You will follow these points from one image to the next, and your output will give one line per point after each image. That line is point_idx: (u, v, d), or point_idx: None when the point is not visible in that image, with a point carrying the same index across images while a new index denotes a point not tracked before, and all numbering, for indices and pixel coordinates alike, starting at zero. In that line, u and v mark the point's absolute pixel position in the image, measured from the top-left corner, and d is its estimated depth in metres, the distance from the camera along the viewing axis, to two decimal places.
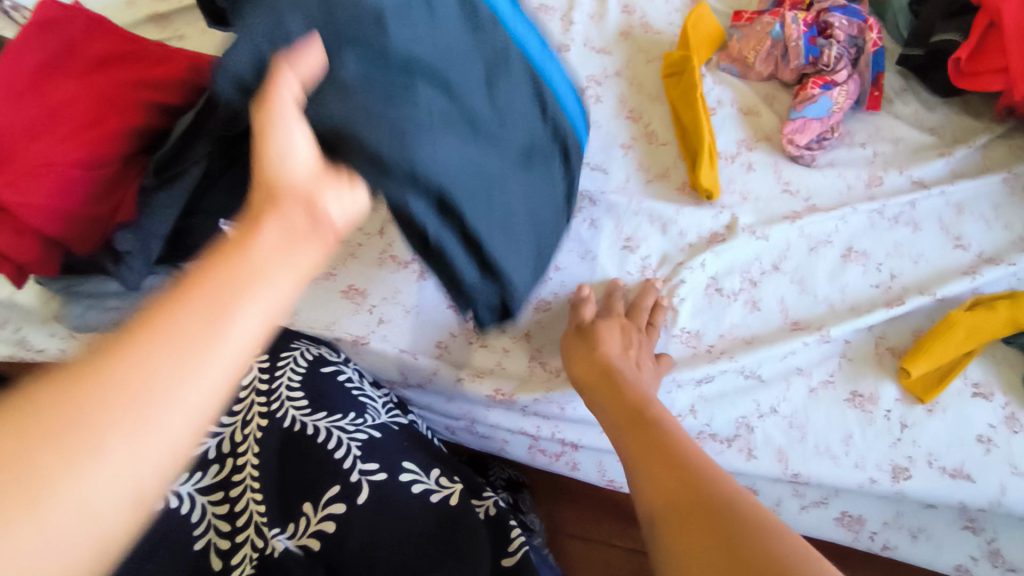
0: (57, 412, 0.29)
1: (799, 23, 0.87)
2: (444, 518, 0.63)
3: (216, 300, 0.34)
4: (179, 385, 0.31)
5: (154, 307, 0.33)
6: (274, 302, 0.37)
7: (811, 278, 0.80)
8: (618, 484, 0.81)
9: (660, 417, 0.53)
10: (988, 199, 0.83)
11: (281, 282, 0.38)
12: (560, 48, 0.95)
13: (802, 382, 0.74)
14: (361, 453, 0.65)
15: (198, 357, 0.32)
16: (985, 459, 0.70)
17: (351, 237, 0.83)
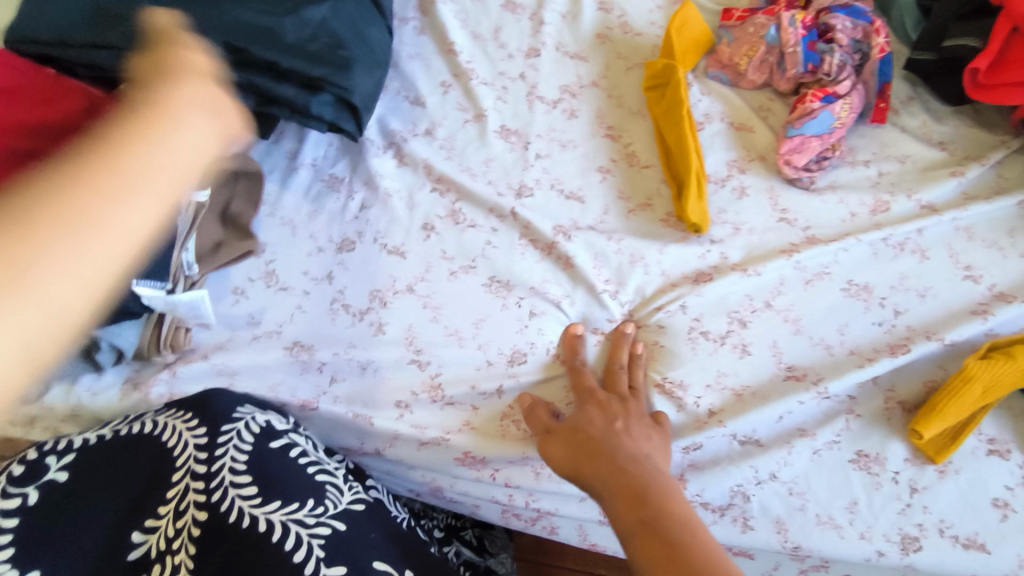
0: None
1: (798, 25, 0.77)
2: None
3: (122, 179, 0.36)
4: (95, 233, 0.34)
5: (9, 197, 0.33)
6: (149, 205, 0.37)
7: (808, 319, 0.71)
8: (601, 548, 0.74)
9: (666, 496, 0.55)
10: (1004, 224, 0.74)
11: (184, 157, 0.39)
12: (529, 53, 0.83)
13: (805, 445, 0.67)
14: (325, 554, 0.56)
15: (134, 200, 0.36)
16: (1001, 527, 0.63)
17: (296, 283, 0.73)
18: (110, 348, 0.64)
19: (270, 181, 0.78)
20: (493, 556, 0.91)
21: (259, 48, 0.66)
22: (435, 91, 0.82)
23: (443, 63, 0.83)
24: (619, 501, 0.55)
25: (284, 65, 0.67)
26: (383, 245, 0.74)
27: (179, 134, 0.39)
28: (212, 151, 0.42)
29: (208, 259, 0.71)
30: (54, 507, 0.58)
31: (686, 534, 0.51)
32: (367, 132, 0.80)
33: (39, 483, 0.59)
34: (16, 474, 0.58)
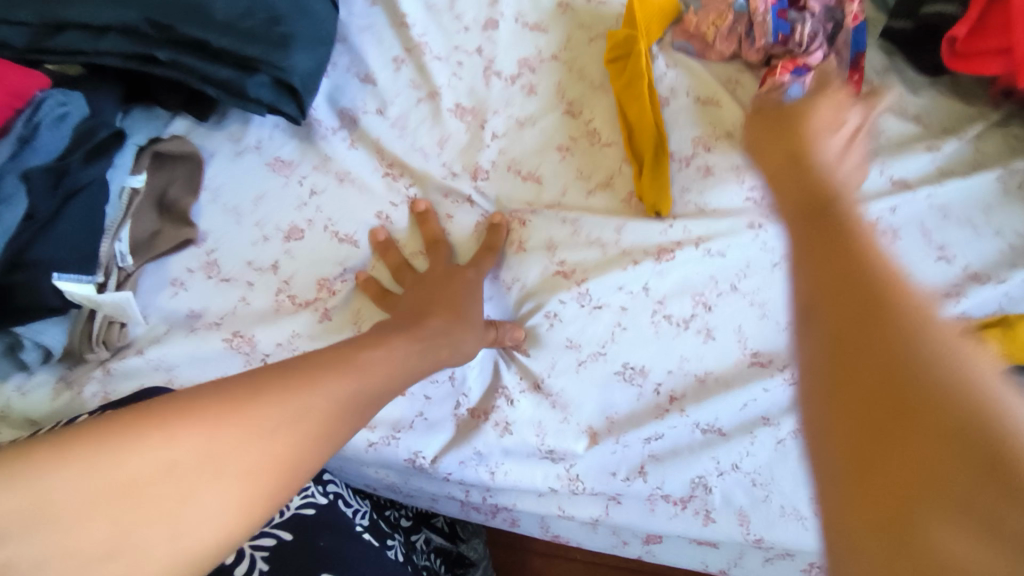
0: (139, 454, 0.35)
1: None
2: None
3: (239, 405, 0.38)
4: (222, 451, 0.37)
5: (164, 417, 0.37)
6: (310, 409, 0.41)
7: (775, 302, 0.68)
8: (563, 539, 0.72)
9: (864, 239, 0.36)
10: (982, 202, 0.70)
11: (275, 443, 0.38)
12: (486, 24, 0.78)
13: (769, 434, 0.64)
14: (269, 567, 0.54)
15: (257, 471, 0.37)
16: None
17: (238, 274, 0.69)
18: (34, 345, 0.60)
19: (209, 166, 0.73)
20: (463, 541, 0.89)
21: (184, 26, 0.60)
22: (385, 67, 0.77)
23: (395, 37, 0.79)
24: (798, 245, 0.38)
25: (213, 45, 0.61)
26: (333, 233, 0.70)
27: (304, 409, 0.41)
28: (332, 416, 0.42)
29: (142, 249, 0.68)
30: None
31: (899, 264, 0.36)
32: (313, 111, 0.75)
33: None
34: None
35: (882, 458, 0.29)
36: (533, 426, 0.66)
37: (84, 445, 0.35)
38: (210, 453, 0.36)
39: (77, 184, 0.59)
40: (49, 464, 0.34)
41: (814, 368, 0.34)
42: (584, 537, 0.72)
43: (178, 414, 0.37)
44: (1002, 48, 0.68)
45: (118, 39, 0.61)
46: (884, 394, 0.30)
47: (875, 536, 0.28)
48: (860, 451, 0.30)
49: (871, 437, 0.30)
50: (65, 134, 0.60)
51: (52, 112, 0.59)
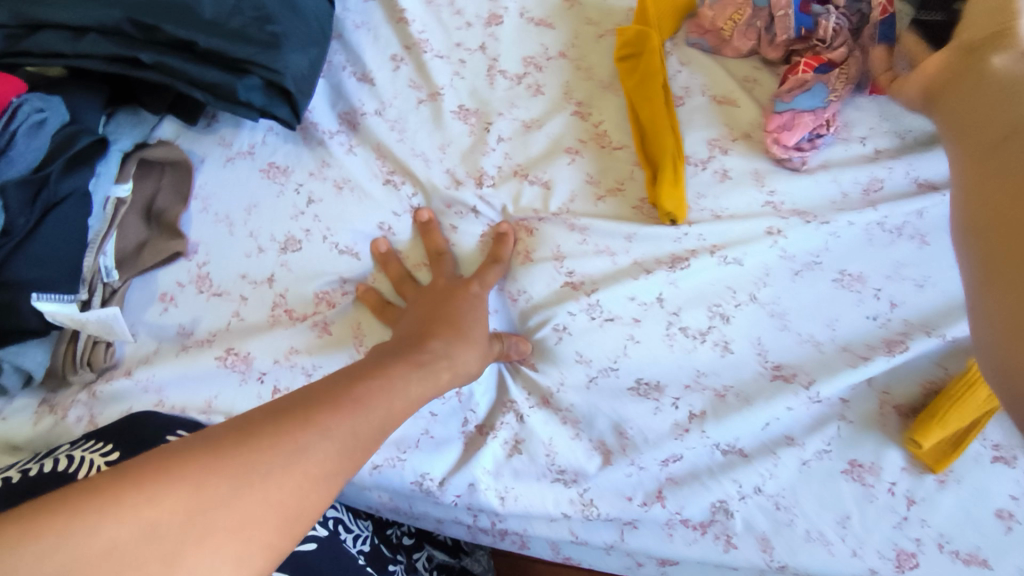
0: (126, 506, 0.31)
1: None
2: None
3: (237, 453, 0.35)
4: (220, 501, 0.33)
5: (158, 466, 0.33)
6: (314, 455, 0.37)
7: (795, 312, 0.65)
8: (575, 561, 0.69)
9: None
10: None
11: (270, 495, 0.34)
12: (489, 20, 0.74)
13: (793, 455, 0.61)
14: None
15: (251, 527, 0.33)
16: (1004, 540, 0.58)
17: (232, 288, 0.65)
18: (14, 370, 0.57)
19: (200, 172, 0.69)
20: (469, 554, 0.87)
21: (168, 26, 0.56)
22: (384, 67, 0.73)
23: (393, 33, 0.74)
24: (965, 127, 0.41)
25: (201, 46, 0.57)
26: (333, 244, 0.66)
27: (300, 453, 0.37)
28: (337, 459, 0.38)
29: (128, 264, 0.64)
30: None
31: None
32: (309, 113, 0.72)
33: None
34: None
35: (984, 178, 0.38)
36: (543, 443, 0.63)
37: (61, 503, 0.31)
38: (204, 503, 0.33)
39: (56, 198, 0.55)
40: (16, 539, 0.30)
41: (961, 147, 0.42)
42: (595, 560, 0.69)
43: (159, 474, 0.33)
44: None
45: (99, 41, 0.57)
46: (1001, 153, 0.38)
47: (1007, 268, 0.35)
48: (984, 184, 0.38)
49: (1010, 199, 0.36)
50: (42, 143, 0.56)
51: (29, 120, 0.55)
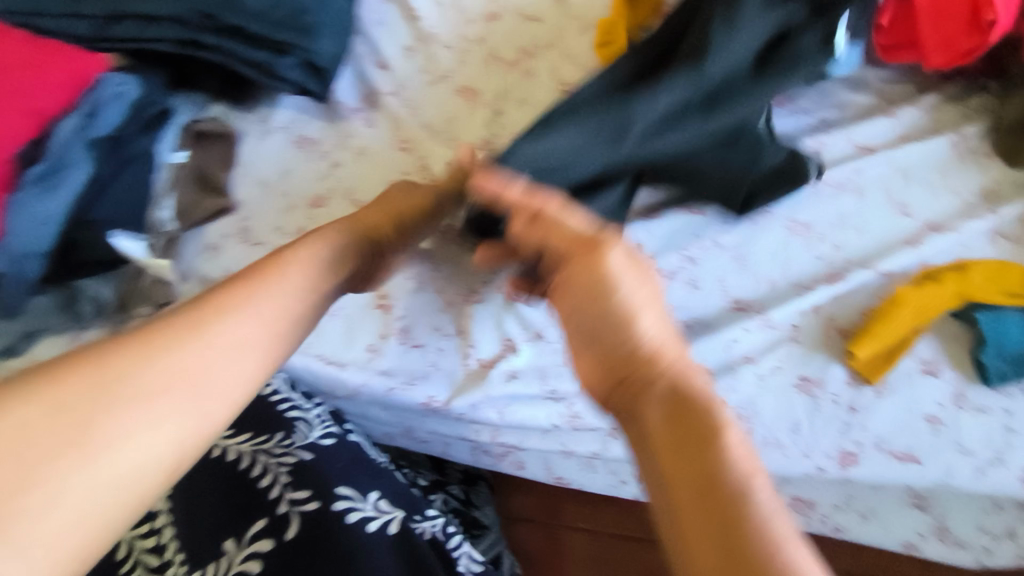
0: (104, 373, 0.39)
1: None
2: (374, 546, 0.56)
3: (182, 330, 0.42)
4: (170, 367, 0.40)
5: (116, 346, 0.40)
6: (252, 323, 0.45)
7: (751, 255, 0.75)
8: (567, 481, 0.79)
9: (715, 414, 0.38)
10: (937, 164, 0.79)
11: (219, 364, 0.42)
12: (488, 17, 0.87)
13: (749, 371, 0.71)
14: (289, 480, 0.58)
15: (212, 373, 0.42)
16: (933, 441, 0.68)
17: (269, 239, 0.76)
18: (93, 297, 0.66)
19: (242, 143, 0.81)
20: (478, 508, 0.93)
21: (225, 14, 0.69)
22: (399, 56, 0.86)
23: (406, 29, 0.87)
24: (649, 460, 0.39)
25: (250, 30, 0.70)
26: (353, 200, 0.78)
27: (236, 327, 0.44)
28: (274, 327, 0.46)
29: (186, 215, 0.75)
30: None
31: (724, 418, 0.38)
32: (336, 95, 0.84)
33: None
34: None
35: (676, 479, 0.36)
36: (535, 368, 0.73)
37: (39, 379, 0.38)
38: (160, 366, 0.40)
39: (129, 154, 0.67)
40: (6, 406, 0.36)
41: (644, 461, 0.39)
42: (586, 479, 0.79)
43: (132, 342, 0.40)
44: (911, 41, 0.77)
45: (169, 28, 0.70)
46: (707, 507, 0.34)
47: None
48: (676, 485, 0.36)
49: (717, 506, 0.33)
50: (122, 112, 0.67)
51: (112, 91, 0.67)
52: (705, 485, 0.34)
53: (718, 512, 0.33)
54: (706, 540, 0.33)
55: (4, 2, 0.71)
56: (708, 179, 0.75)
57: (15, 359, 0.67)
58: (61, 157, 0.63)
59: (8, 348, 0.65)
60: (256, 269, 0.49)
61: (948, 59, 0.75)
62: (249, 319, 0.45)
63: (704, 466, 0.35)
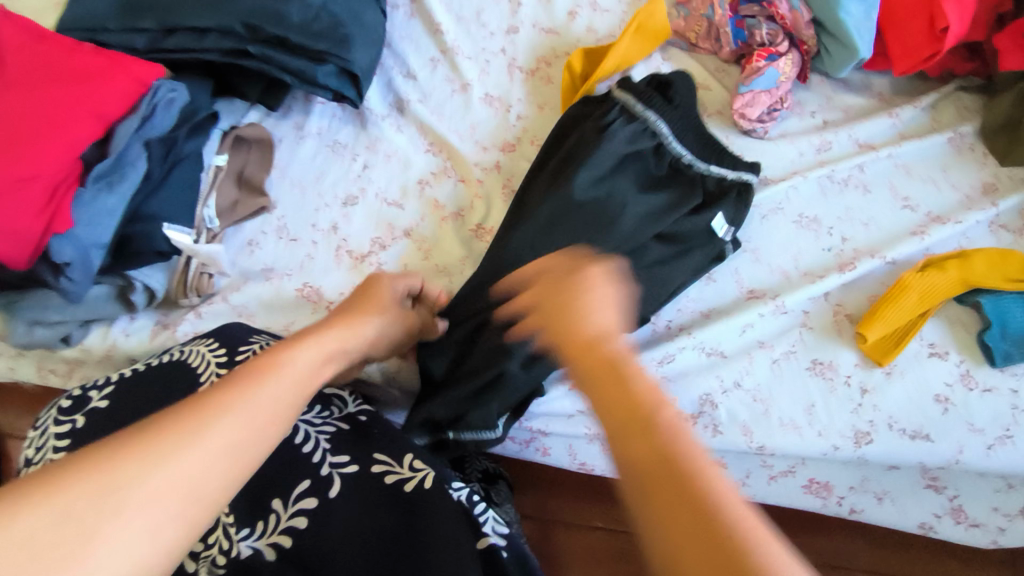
0: (97, 476, 0.36)
1: (725, 7, 0.86)
2: (412, 505, 0.55)
3: (185, 425, 0.39)
4: (171, 464, 0.37)
5: (116, 445, 0.37)
6: (256, 417, 0.42)
7: (764, 248, 0.79)
8: (590, 467, 0.80)
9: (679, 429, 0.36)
10: (937, 160, 0.83)
11: (215, 462, 0.39)
12: (508, 30, 0.93)
13: (765, 355, 0.74)
14: (330, 446, 0.59)
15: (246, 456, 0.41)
16: (943, 419, 0.70)
17: (305, 235, 0.81)
18: (142, 289, 0.72)
19: (278, 148, 0.86)
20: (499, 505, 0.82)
21: (268, 26, 0.74)
22: (424, 66, 0.91)
23: (431, 42, 0.93)
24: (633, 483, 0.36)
25: (292, 41, 0.75)
26: (384, 199, 0.83)
27: (236, 420, 0.41)
28: (278, 415, 0.43)
29: (226, 215, 0.80)
30: (99, 424, 0.64)
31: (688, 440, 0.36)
32: (365, 103, 0.89)
33: (87, 410, 0.65)
34: (66, 405, 0.66)
35: (646, 477, 0.35)
36: None
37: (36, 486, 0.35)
38: (160, 464, 0.37)
39: (181, 155, 0.73)
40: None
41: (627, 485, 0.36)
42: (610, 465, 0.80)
43: (167, 429, 0.38)
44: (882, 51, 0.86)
45: (217, 39, 0.75)
46: (692, 533, 0.32)
47: None
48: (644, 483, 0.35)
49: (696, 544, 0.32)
50: (174, 116, 0.72)
51: (164, 97, 0.72)
52: (671, 480, 0.34)
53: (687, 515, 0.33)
54: (679, 536, 0.33)
55: (67, 21, 0.77)
56: (643, 285, 0.72)
57: (72, 346, 0.74)
58: (121, 156, 0.67)
59: (67, 336, 0.73)
60: (258, 362, 0.47)
61: (908, 66, 0.82)
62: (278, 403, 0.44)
63: (672, 466, 0.34)
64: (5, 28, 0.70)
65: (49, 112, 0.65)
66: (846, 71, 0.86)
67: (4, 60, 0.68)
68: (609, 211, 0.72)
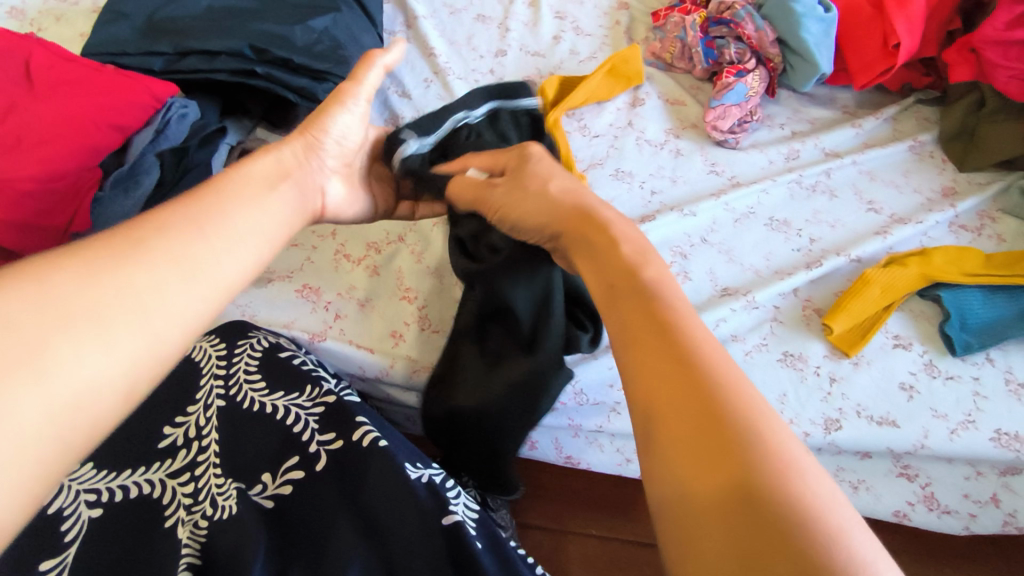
0: (100, 273, 0.39)
1: (697, 28, 0.93)
2: (381, 463, 0.60)
3: (168, 237, 0.43)
4: (162, 263, 0.41)
5: (100, 250, 0.40)
6: (235, 236, 0.46)
7: (737, 248, 0.83)
8: (576, 461, 0.80)
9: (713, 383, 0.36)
10: (898, 167, 0.88)
11: (195, 265, 0.43)
12: (497, 53, 1.00)
13: (737, 347, 0.76)
14: (319, 426, 0.63)
15: (198, 279, 0.42)
16: (908, 406, 0.73)
17: (305, 240, 0.86)
18: None
19: None
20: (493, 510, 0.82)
21: (276, 49, 0.82)
22: (419, 86, 0.97)
23: (425, 64, 1.00)
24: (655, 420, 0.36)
25: (295, 61, 0.82)
26: None
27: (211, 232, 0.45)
28: (246, 229, 0.47)
29: None
30: None
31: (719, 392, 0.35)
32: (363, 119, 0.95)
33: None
34: None
35: (637, 318, 0.40)
36: None
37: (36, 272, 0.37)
38: (150, 261, 0.41)
39: (192, 164, 0.77)
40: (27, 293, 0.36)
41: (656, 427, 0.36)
42: (594, 459, 0.80)
43: (151, 241, 0.42)
44: (843, 68, 0.93)
45: (227, 61, 0.82)
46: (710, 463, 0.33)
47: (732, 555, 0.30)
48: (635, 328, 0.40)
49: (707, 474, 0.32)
50: (185, 130, 0.79)
51: (178, 112, 0.78)
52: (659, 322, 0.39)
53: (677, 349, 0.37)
54: (664, 363, 0.37)
55: (92, 45, 0.85)
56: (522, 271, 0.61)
57: None
58: (136, 164, 0.74)
59: None
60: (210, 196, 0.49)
61: (867, 79, 0.89)
62: (225, 237, 0.45)
63: (677, 375, 0.36)
64: (36, 52, 0.77)
65: (73, 124, 0.71)
66: (809, 86, 0.92)
67: (35, 78, 0.75)
68: (499, 249, 0.64)
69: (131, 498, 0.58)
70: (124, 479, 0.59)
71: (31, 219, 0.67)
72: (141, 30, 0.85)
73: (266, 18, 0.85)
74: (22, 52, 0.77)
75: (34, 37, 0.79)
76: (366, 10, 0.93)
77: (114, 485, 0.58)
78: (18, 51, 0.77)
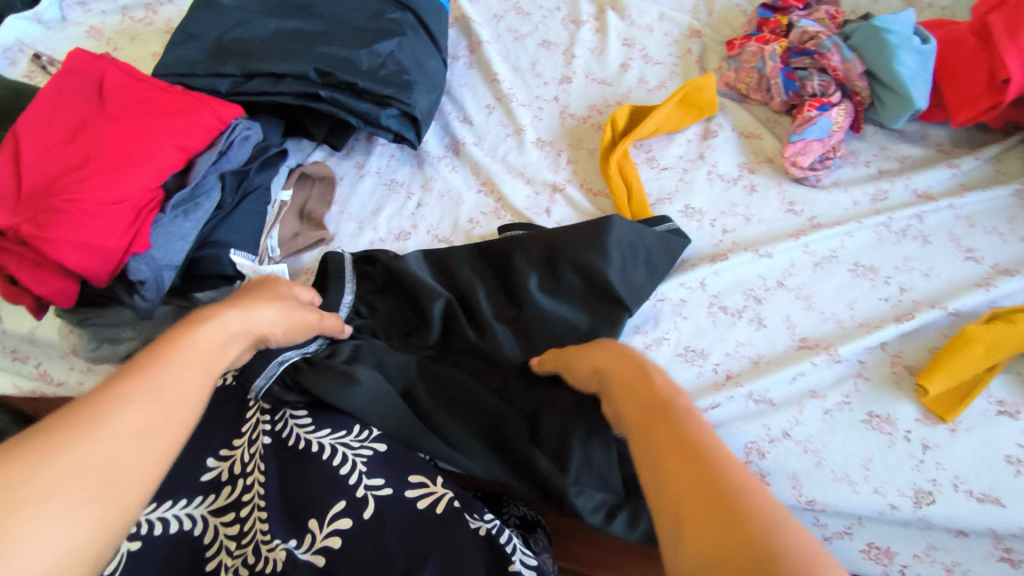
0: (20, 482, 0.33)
1: (777, 58, 0.88)
2: (439, 523, 0.56)
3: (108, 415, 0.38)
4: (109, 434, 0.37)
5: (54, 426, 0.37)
6: (176, 393, 0.42)
7: (818, 295, 0.76)
8: None
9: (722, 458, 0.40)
10: (1002, 212, 0.80)
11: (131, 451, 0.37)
12: (562, 80, 0.97)
13: (816, 405, 0.69)
14: (367, 469, 0.59)
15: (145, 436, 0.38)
16: (1017, 482, 0.64)
17: None
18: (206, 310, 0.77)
19: (340, 185, 0.90)
20: (536, 554, 0.77)
21: (340, 72, 0.81)
22: (481, 112, 0.95)
23: (488, 89, 0.97)
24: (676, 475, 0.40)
25: (359, 86, 0.81)
26: (434, 235, 0.84)
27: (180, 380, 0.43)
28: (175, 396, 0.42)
29: (287, 245, 0.83)
30: None
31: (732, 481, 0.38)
32: (423, 144, 0.93)
33: None
34: None
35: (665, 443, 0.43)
36: None
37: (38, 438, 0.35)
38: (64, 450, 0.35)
39: (251, 186, 0.79)
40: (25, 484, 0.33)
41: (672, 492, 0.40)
42: None
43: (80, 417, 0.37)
44: (940, 103, 0.86)
45: (293, 83, 0.82)
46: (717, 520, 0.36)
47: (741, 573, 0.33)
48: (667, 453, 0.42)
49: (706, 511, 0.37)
50: (248, 151, 0.79)
51: (241, 134, 0.79)
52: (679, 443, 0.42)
53: (695, 460, 0.40)
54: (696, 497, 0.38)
55: (165, 67, 0.86)
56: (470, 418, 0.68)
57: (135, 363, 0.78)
58: (198, 185, 0.74)
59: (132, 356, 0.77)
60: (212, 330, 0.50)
61: (967, 115, 0.81)
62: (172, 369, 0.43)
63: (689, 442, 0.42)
64: (108, 71, 0.78)
65: (141, 148, 0.70)
66: (900, 123, 0.85)
67: (106, 100, 0.75)
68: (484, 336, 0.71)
69: (172, 533, 0.56)
70: (164, 511, 0.57)
71: (88, 240, 0.64)
72: (210, 52, 0.86)
73: (334, 42, 0.85)
74: (94, 73, 0.78)
75: (109, 57, 0.80)
76: (432, 31, 0.92)
77: (153, 517, 0.57)
78: (92, 70, 0.79)
